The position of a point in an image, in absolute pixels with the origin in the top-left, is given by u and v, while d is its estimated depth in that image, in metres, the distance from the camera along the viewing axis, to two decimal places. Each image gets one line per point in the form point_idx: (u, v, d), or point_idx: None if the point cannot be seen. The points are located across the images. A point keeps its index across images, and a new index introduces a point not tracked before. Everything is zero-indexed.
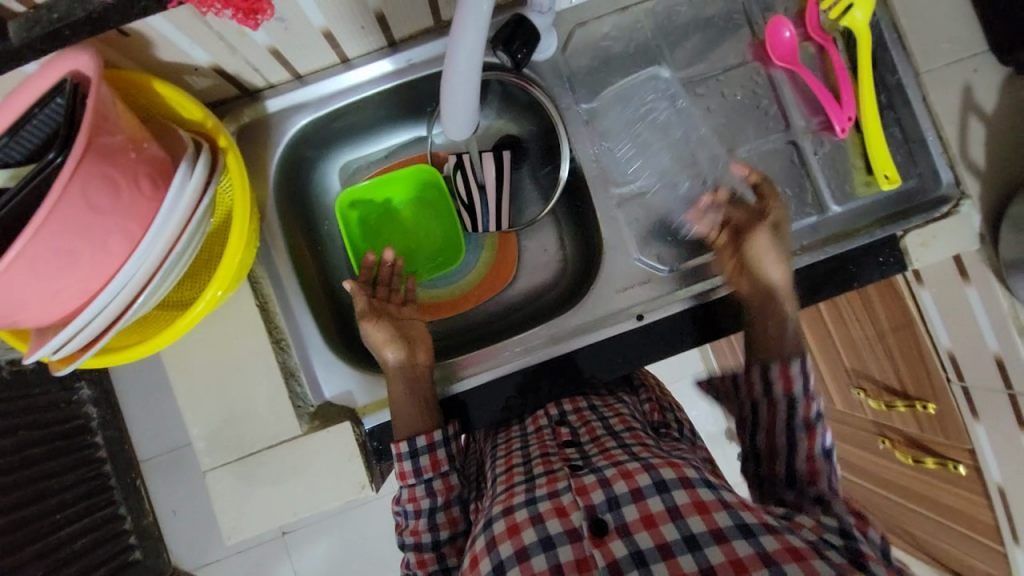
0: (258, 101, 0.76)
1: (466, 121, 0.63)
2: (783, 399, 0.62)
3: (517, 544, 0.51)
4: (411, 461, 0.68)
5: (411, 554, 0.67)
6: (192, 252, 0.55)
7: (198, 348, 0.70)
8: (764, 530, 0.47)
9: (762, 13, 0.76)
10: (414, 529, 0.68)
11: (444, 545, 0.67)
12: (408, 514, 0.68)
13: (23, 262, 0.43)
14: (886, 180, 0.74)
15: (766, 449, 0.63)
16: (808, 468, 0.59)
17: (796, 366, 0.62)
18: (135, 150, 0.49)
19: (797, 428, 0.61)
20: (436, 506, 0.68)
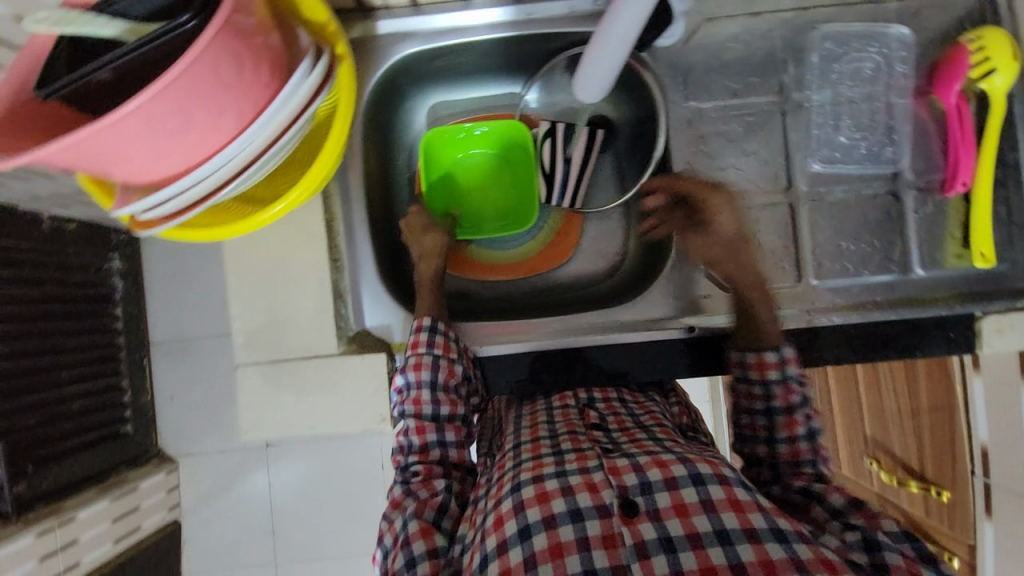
0: (370, 19, 0.75)
1: (599, 87, 0.65)
2: (761, 381, 0.65)
3: (545, 511, 0.53)
4: (428, 335, 0.70)
5: (410, 421, 0.68)
6: (287, 149, 0.56)
7: (260, 248, 0.71)
8: (798, 538, 0.48)
9: (899, 52, 0.72)
10: (416, 400, 0.68)
11: (443, 421, 0.68)
12: (409, 387, 0.68)
13: (141, 115, 0.43)
14: (980, 258, 0.70)
15: (752, 430, 0.65)
16: (789, 427, 0.63)
17: (774, 353, 0.64)
18: (262, 37, 0.48)
19: (774, 387, 0.64)
20: (437, 382, 0.68)
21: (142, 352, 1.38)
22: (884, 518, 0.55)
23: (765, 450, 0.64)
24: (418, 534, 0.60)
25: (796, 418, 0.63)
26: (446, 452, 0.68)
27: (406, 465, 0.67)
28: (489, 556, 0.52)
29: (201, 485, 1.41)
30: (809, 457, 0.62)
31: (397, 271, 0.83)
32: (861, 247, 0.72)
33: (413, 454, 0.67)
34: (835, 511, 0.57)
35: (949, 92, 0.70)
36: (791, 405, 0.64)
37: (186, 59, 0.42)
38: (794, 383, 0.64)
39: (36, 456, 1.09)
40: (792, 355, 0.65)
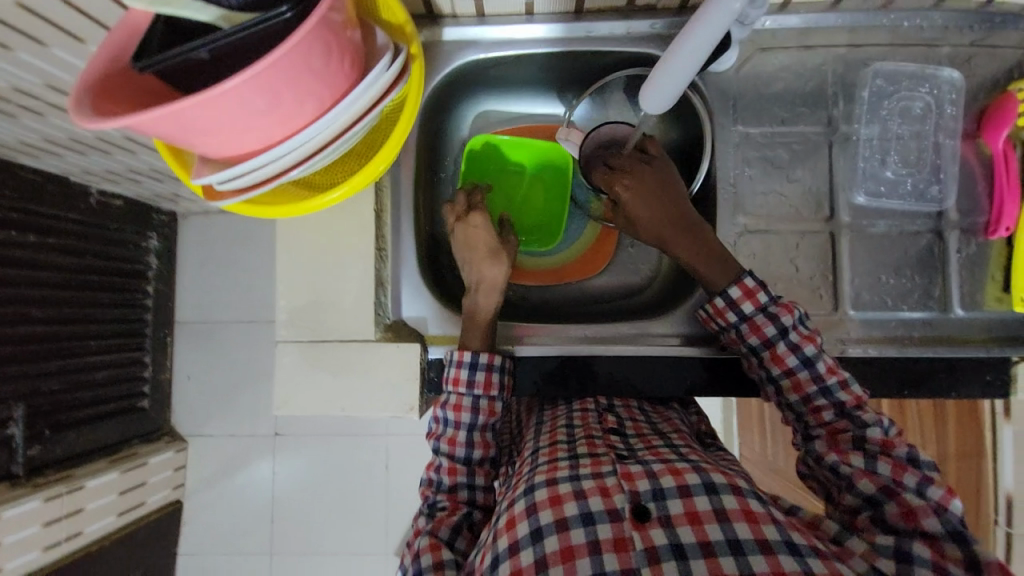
0: (437, 25, 0.79)
1: (673, 90, 0.61)
2: (730, 329, 0.67)
3: (557, 514, 0.53)
4: (468, 370, 0.69)
5: (443, 459, 0.69)
6: (354, 139, 0.59)
7: (309, 230, 0.74)
8: (812, 552, 0.48)
9: (950, 95, 0.74)
10: (451, 439, 0.68)
11: (474, 464, 0.69)
12: (446, 423, 0.69)
13: (236, 94, 0.46)
14: (1020, 303, 0.70)
15: (772, 400, 0.66)
16: (795, 389, 0.62)
17: (722, 299, 0.66)
18: (348, 30, 0.52)
19: (762, 351, 0.64)
20: (475, 424, 0.69)
21: (167, 330, 1.41)
22: (926, 516, 0.52)
23: (775, 392, 0.65)
24: (428, 547, 0.62)
25: (802, 379, 0.62)
26: (473, 491, 0.68)
27: (431, 501, 0.68)
28: (501, 556, 0.52)
29: (207, 466, 1.42)
30: (830, 412, 0.60)
31: (435, 267, 0.85)
32: (900, 282, 0.72)
33: (441, 492, 0.68)
34: (866, 498, 0.55)
35: (997, 138, 0.71)
36: (789, 367, 0.62)
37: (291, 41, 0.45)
38: (761, 319, 0.64)
39: (55, 421, 1.14)
40: (742, 290, 0.65)
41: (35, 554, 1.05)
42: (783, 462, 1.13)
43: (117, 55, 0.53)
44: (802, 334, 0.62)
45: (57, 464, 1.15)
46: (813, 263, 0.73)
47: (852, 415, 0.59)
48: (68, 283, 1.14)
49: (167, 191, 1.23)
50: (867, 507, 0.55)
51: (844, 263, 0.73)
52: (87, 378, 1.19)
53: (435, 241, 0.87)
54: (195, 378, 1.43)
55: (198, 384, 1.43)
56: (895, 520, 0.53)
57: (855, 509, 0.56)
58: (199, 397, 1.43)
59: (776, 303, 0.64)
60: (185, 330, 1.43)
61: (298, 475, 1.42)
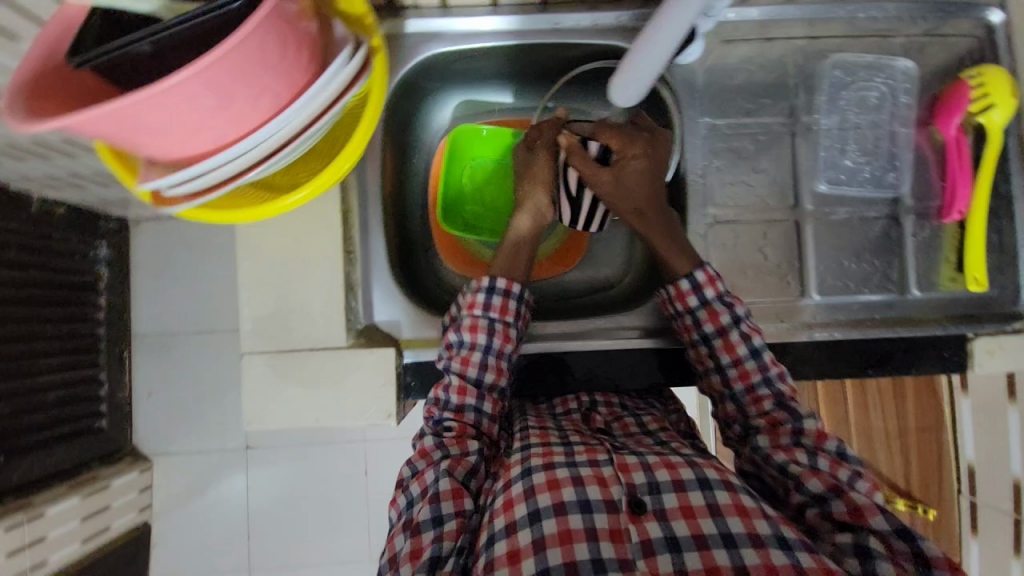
0: (399, 17, 0.76)
1: (638, 88, 0.63)
2: (688, 313, 0.67)
3: (556, 497, 0.53)
4: (485, 295, 0.68)
5: (453, 378, 0.66)
6: (318, 137, 0.57)
7: (274, 236, 0.70)
8: (802, 545, 0.49)
9: (904, 84, 0.76)
10: (465, 358, 0.66)
11: (485, 388, 0.66)
12: (461, 343, 0.67)
13: (185, 90, 0.43)
14: (973, 282, 0.73)
15: (715, 390, 0.66)
16: (741, 378, 0.63)
17: (688, 282, 0.67)
18: (304, 21, 0.49)
19: (715, 339, 0.65)
20: (490, 347, 0.67)
21: (122, 345, 1.33)
22: (871, 515, 0.53)
23: (721, 382, 0.65)
24: (450, 492, 0.59)
25: (748, 369, 0.63)
26: (481, 415, 0.66)
27: (439, 420, 0.66)
28: (497, 535, 0.52)
29: (174, 485, 1.36)
30: (770, 402, 0.62)
31: (407, 269, 0.82)
32: (862, 266, 0.75)
33: (448, 411, 0.66)
34: (815, 497, 0.55)
35: (948, 125, 0.74)
36: (738, 357, 0.64)
37: (243, 30, 0.42)
38: (718, 305, 0.66)
39: (7, 447, 1.06)
40: (706, 276, 0.67)
41: None
42: None
43: (52, 52, 0.48)
44: (750, 324, 0.65)
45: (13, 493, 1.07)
46: (779, 251, 0.75)
47: (789, 406, 0.61)
48: (14, 298, 1.05)
49: (116, 197, 1.15)
50: (814, 504, 0.56)
51: (809, 250, 0.75)
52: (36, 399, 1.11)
53: (407, 243, 0.85)
54: (157, 393, 1.36)
55: (160, 399, 1.36)
56: (843, 519, 0.54)
57: (802, 505, 0.57)
58: (161, 413, 1.36)
59: (732, 295, 0.67)
60: (145, 343, 1.36)
61: (272, 487, 1.37)
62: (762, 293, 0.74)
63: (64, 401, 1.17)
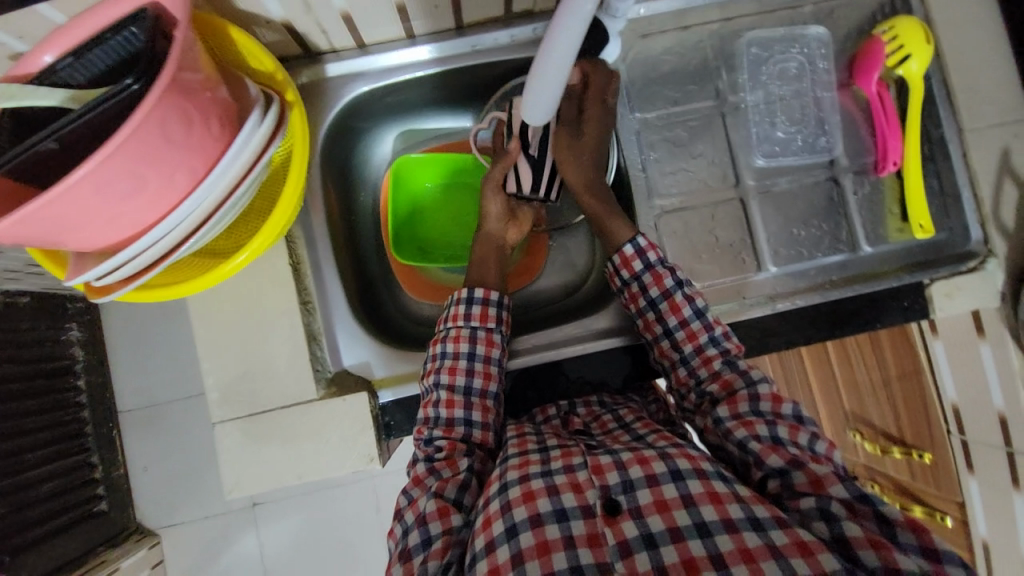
0: (319, 63, 0.76)
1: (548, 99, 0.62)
2: (649, 309, 0.68)
3: (530, 510, 0.52)
4: (466, 305, 0.70)
5: (442, 393, 0.66)
6: (247, 198, 0.57)
7: (226, 301, 0.70)
8: (775, 523, 0.49)
9: (820, 50, 0.78)
10: (451, 368, 0.67)
11: (474, 396, 0.67)
12: (446, 355, 0.68)
13: (90, 183, 0.43)
14: (920, 229, 0.74)
15: (666, 357, 0.67)
16: (705, 364, 0.64)
17: (631, 247, 0.69)
18: (209, 90, 0.49)
19: (678, 331, 0.66)
20: (474, 354, 0.68)
21: (110, 425, 1.31)
22: (831, 483, 0.53)
23: (687, 373, 0.66)
24: (437, 512, 0.58)
25: (710, 354, 0.64)
26: (471, 427, 0.66)
27: (429, 439, 0.65)
28: (478, 555, 0.52)
29: (186, 557, 1.34)
30: (718, 361, 0.64)
31: (370, 308, 0.82)
32: (811, 232, 0.76)
33: (438, 428, 0.65)
34: (778, 469, 0.55)
35: (869, 81, 0.76)
36: (700, 345, 0.65)
37: (137, 116, 0.42)
38: (677, 296, 0.67)
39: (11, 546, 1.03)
40: (658, 272, 0.68)
41: None
42: None
43: None
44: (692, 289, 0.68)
45: None
46: (730, 230, 0.76)
47: (737, 366, 0.63)
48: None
49: None
50: (777, 476, 0.55)
51: (758, 225, 0.76)
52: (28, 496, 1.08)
53: (367, 282, 0.85)
54: (153, 466, 1.33)
55: (157, 472, 1.34)
56: (805, 488, 0.53)
57: (764, 479, 0.57)
58: (159, 487, 1.34)
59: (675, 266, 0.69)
60: (133, 419, 1.34)
61: (283, 542, 1.35)
62: (720, 274, 0.75)
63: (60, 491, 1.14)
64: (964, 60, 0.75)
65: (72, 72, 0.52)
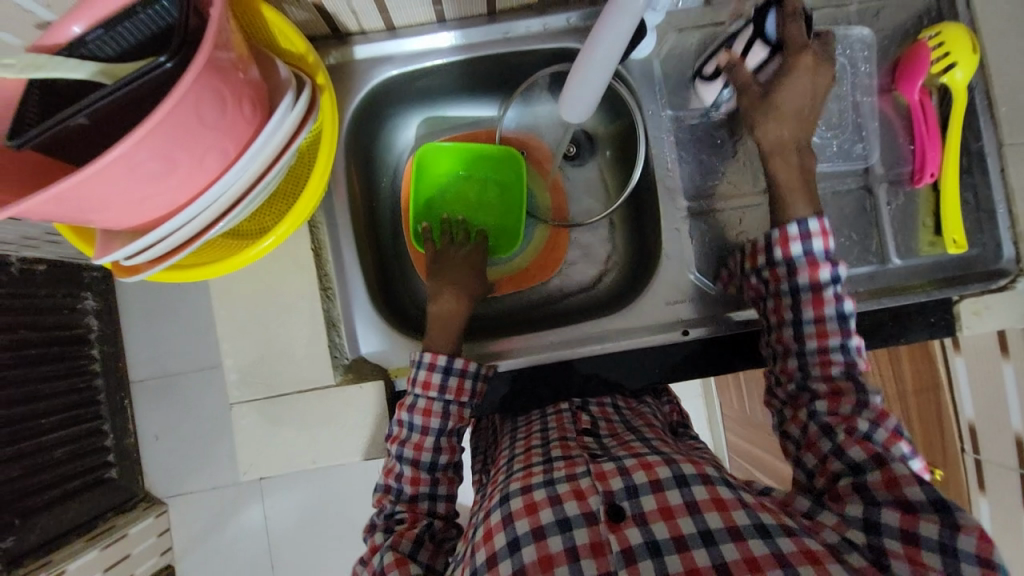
0: (347, 45, 0.75)
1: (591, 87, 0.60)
2: (787, 263, 0.64)
3: (534, 523, 0.52)
4: (441, 374, 0.67)
5: (406, 467, 0.65)
6: (275, 183, 0.57)
7: (248, 283, 0.70)
8: (781, 534, 0.48)
9: (862, 53, 0.76)
10: (417, 444, 0.65)
11: (438, 471, 0.66)
12: (413, 427, 0.66)
13: (124, 162, 0.42)
14: (953, 244, 0.73)
15: (781, 343, 0.65)
16: (819, 337, 0.62)
17: (797, 227, 0.63)
18: (242, 70, 0.49)
19: (805, 292, 0.63)
20: (445, 428, 0.66)
21: (122, 393, 1.32)
22: (907, 484, 0.52)
23: (797, 367, 0.64)
24: (394, 564, 0.58)
25: (828, 330, 0.62)
26: (435, 501, 0.66)
27: (391, 512, 0.64)
28: (480, 569, 0.52)
29: (193, 525, 1.36)
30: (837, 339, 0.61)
31: (387, 295, 0.81)
32: (840, 242, 0.75)
33: (400, 501, 0.65)
34: (854, 465, 0.55)
35: (912, 88, 0.73)
36: (822, 314, 0.62)
37: (172, 98, 0.42)
38: (819, 259, 0.63)
39: (21, 509, 1.05)
40: (819, 228, 0.63)
41: None
42: (751, 409, 1.11)
43: None
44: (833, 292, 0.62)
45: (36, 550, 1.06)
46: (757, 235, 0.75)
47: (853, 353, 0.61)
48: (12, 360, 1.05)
49: None
50: (851, 473, 0.55)
51: None
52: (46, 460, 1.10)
53: (385, 269, 0.84)
54: (164, 436, 1.35)
55: (167, 442, 1.36)
56: (877, 489, 0.53)
57: (836, 474, 0.56)
58: (167, 457, 1.36)
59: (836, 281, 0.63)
60: (144, 389, 1.35)
61: (288, 517, 1.38)
62: None
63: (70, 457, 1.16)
64: (1011, 71, 0.72)
65: (102, 45, 0.51)
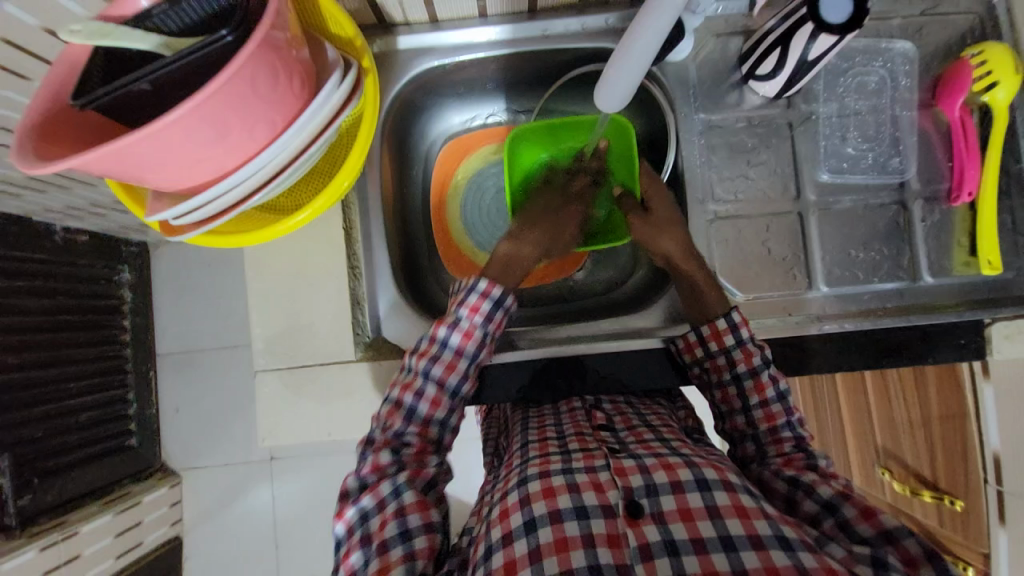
0: (391, 35, 0.78)
1: (630, 77, 0.59)
2: (723, 353, 0.67)
3: (550, 506, 0.52)
4: (491, 306, 0.64)
5: (429, 388, 0.62)
6: (316, 158, 0.59)
7: (282, 257, 0.73)
8: (803, 548, 0.47)
9: (903, 67, 0.75)
10: (449, 365, 0.63)
11: (458, 399, 0.63)
12: (447, 346, 0.63)
13: (182, 125, 0.45)
14: (988, 265, 0.71)
15: (737, 430, 0.67)
16: (767, 420, 0.64)
17: (723, 321, 0.67)
18: (294, 50, 0.51)
19: (747, 379, 0.66)
20: (460, 390, 0.63)
21: (148, 364, 1.38)
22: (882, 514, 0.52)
23: (744, 423, 0.66)
24: (416, 506, 0.56)
25: (774, 412, 0.64)
26: (445, 429, 0.63)
27: (399, 432, 0.60)
28: (494, 546, 0.52)
29: (204, 498, 1.40)
30: (772, 390, 0.65)
31: (411, 279, 0.83)
32: (870, 255, 0.73)
33: (413, 423, 0.61)
34: (825, 504, 0.55)
35: (953, 105, 0.72)
36: (766, 398, 0.64)
37: (232, 66, 0.44)
38: (752, 346, 0.66)
39: (40, 468, 1.10)
40: (741, 319, 0.67)
41: None
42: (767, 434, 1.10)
43: (57, 95, 0.52)
44: (757, 380, 0.65)
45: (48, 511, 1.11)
46: (784, 245, 0.74)
47: (788, 401, 0.64)
48: (43, 325, 1.10)
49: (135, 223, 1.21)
50: (826, 514, 0.55)
51: (814, 242, 0.74)
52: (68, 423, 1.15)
53: (411, 255, 0.86)
54: (184, 409, 1.40)
55: (186, 416, 1.40)
56: (860, 525, 0.53)
57: (816, 518, 0.55)
58: (184, 430, 1.40)
59: (754, 341, 0.66)
60: (169, 362, 1.40)
61: (293, 498, 1.39)
62: (766, 286, 0.74)
63: (95, 421, 1.21)
64: None
65: (166, 19, 0.54)
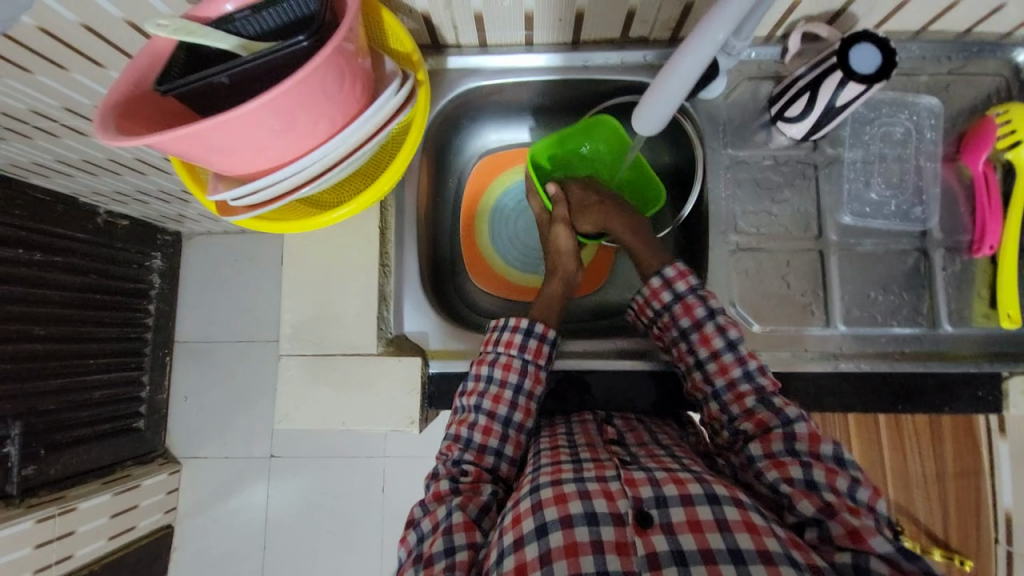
0: (442, 55, 0.83)
1: (668, 103, 0.62)
2: (663, 310, 0.72)
3: (562, 511, 0.53)
4: (523, 336, 0.71)
5: (481, 417, 0.68)
6: (366, 157, 0.63)
7: (317, 250, 0.77)
8: (812, 572, 0.48)
9: (929, 120, 0.78)
10: (496, 396, 0.68)
11: (511, 429, 0.68)
12: (491, 380, 0.69)
13: (258, 114, 0.49)
14: (1007, 318, 0.72)
15: (698, 390, 0.68)
16: (721, 371, 0.66)
17: (657, 279, 0.73)
18: (360, 58, 0.56)
19: (692, 333, 0.69)
20: (511, 420, 0.68)
21: (166, 350, 1.42)
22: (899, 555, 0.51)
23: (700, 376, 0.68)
24: (462, 526, 0.59)
25: (727, 361, 0.66)
26: (500, 459, 0.68)
27: (458, 460, 0.66)
28: (506, 551, 0.53)
29: (201, 490, 1.40)
30: (718, 338, 0.68)
31: (435, 284, 0.87)
32: (889, 298, 0.75)
33: (469, 452, 0.67)
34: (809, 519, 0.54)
35: (977, 160, 0.75)
36: (714, 349, 0.67)
37: (311, 65, 0.49)
38: (692, 299, 0.70)
39: (49, 440, 1.13)
40: (676, 273, 0.72)
41: (26, 551, 1.03)
42: None
43: (141, 78, 0.57)
44: (701, 332, 0.69)
45: (49, 485, 1.13)
46: (803, 280, 0.76)
47: (737, 350, 0.67)
48: (72, 302, 1.15)
49: (175, 213, 1.27)
50: (813, 526, 0.54)
51: (832, 280, 0.75)
52: (83, 399, 1.19)
53: (438, 261, 0.90)
54: (193, 398, 1.43)
55: (195, 404, 1.43)
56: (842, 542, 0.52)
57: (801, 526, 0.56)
58: (190, 418, 1.43)
59: (701, 292, 0.71)
60: (185, 350, 1.44)
61: (291, 498, 1.38)
62: (783, 320, 0.75)
63: (107, 400, 1.25)
64: None
65: (246, 24, 0.60)
